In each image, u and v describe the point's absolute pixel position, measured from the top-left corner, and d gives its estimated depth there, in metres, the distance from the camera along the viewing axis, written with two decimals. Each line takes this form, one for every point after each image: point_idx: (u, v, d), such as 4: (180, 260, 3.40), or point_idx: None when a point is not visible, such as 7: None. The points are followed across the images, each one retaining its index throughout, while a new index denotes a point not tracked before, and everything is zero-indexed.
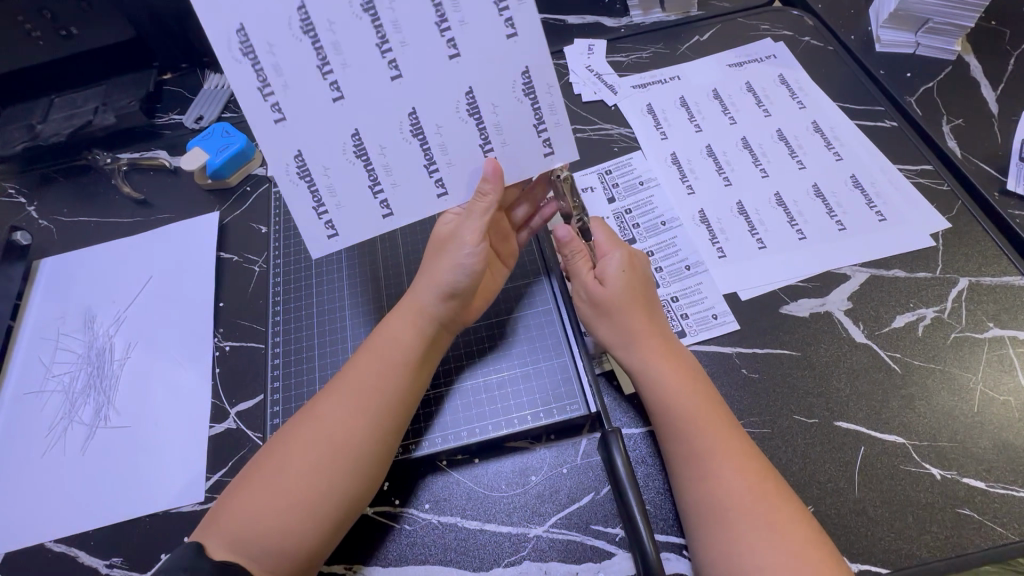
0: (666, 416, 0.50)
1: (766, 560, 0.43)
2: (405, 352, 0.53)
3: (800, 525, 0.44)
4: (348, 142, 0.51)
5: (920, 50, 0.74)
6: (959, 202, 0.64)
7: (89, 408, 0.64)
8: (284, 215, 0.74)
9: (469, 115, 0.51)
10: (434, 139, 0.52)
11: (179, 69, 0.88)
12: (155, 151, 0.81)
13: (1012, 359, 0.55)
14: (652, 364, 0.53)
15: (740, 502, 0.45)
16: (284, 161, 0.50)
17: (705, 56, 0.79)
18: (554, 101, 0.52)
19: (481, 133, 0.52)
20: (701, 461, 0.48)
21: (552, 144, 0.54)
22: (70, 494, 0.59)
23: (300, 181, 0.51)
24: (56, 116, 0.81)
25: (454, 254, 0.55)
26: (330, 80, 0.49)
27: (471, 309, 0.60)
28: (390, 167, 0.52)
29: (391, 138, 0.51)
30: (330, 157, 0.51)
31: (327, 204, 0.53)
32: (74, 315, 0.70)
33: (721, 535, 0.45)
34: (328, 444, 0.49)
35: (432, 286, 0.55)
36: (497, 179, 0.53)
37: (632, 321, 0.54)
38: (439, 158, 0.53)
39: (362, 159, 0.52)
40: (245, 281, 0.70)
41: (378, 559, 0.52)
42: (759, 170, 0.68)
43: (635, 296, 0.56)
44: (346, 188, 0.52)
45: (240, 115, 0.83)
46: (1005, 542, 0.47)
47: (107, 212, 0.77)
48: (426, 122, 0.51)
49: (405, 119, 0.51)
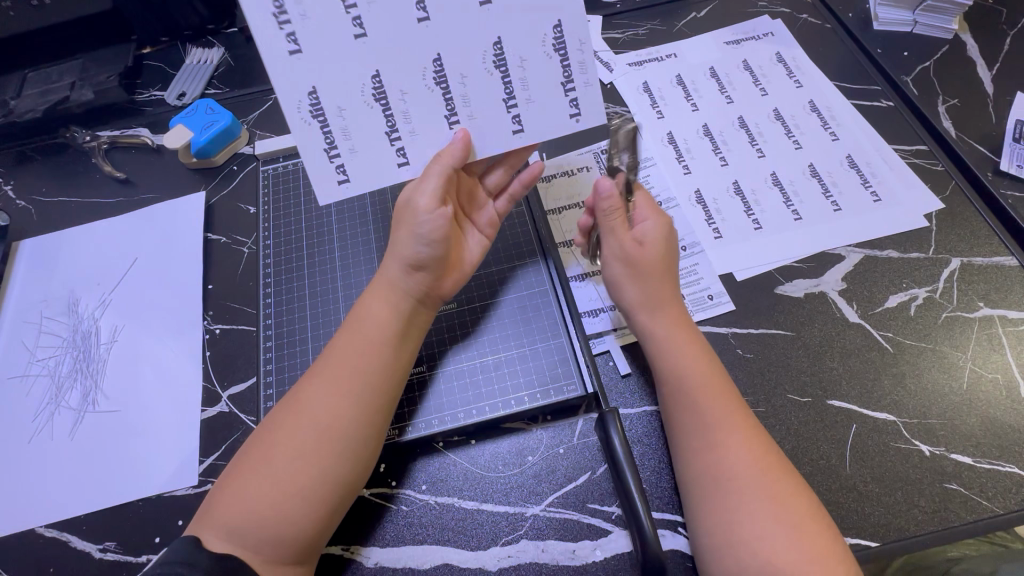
0: (677, 391, 0.50)
1: (768, 529, 0.43)
2: (382, 330, 0.52)
3: (801, 497, 0.45)
4: (367, 84, 0.49)
5: (917, 28, 0.74)
6: (953, 182, 0.64)
7: (76, 392, 0.63)
8: (272, 194, 0.72)
9: (495, 67, 0.50)
10: (457, 89, 0.51)
11: (160, 43, 0.85)
12: (136, 128, 0.78)
13: (1001, 338, 0.56)
14: (668, 336, 0.53)
15: (744, 473, 0.46)
16: (297, 98, 0.49)
17: (702, 33, 0.78)
18: (584, 60, 0.51)
19: (505, 86, 0.51)
20: (707, 432, 0.48)
21: (578, 106, 0.53)
22: (60, 480, 0.58)
23: (313, 121, 0.50)
24: (30, 91, 0.78)
25: (411, 223, 0.52)
26: (355, 16, 0.47)
27: (449, 282, 0.57)
28: (409, 114, 0.51)
29: (412, 84, 0.50)
30: (345, 97, 0.49)
31: (340, 147, 0.51)
32: (57, 297, 0.68)
33: (723, 505, 0.45)
34: (315, 428, 0.48)
35: (398, 259, 0.53)
36: (464, 148, 0.51)
37: (655, 289, 0.54)
38: (460, 108, 0.51)
39: (381, 104, 0.50)
40: (234, 262, 0.69)
41: (375, 540, 0.52)
42: (755, 150, 0.68)
43: (655, 263, 0.55)
44: (362, 132, 0.51)
45: (224, 92, 0.80)
46: (990, 515, 0.49)
47: (88, 192, 0.75)
48: (451, 70, 0.50)
49: (429, 66, 0.50)
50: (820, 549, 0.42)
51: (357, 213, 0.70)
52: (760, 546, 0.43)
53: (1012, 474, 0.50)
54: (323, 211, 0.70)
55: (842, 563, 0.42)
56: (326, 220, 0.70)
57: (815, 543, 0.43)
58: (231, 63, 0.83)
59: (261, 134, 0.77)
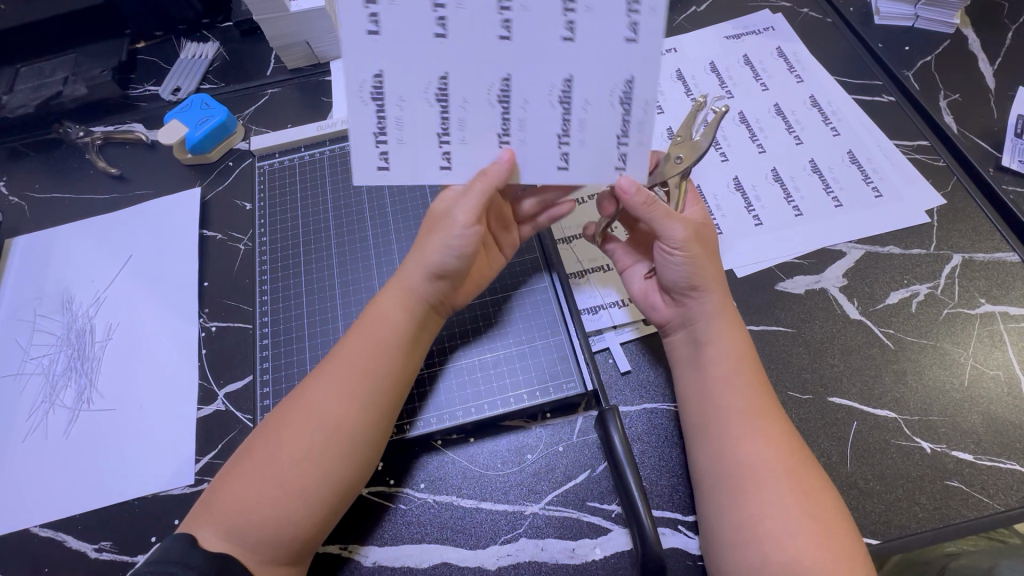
0: (714, 384, 0.49)
1: (798, 523, 0.42)
2: (395, 332, 0.52)
3: (825, 492, 0.44)
4: (433, 83, 0.47)
5: (919, 22, 0.74)
6: (955, 178, 0.64)
7: (70, 391, 0.62)
8: (268, 191, 0.71)
9: (559, 101, 0.47)
10: (517, 112, 0.48)
11: (154, 38, 0.84)
12: (131, 124, 0.78)
13: (1002, 334, 0.56)
14: (720, 323, 0.52)
15: (779, 465, 0.45)
16: (360, 77, 0.46)
17: (703, 27, 0.77)
18: (646, 120, 0.47)
19: (563, 123, 0.48)
20: (744, 420, 0.47)
21: (627, 161, 0.49)
22: (55, 479, 0.57)
23: (371, 103, 0.47)
24: (22, 86, 0.77)
25: (443, 233, 0.52)
26: (440, 15, 0.45)
27: (463, 290, 0.57)
28: (464, 124, 0.48)
29: (476, 98, 0.47)
30: (409, 89, 0.47)
31: (391, 135, 0.48)
32: (50, 295, 0.67)
33: (753, 496, 0.44)
34: (321, 428, 0.47)
35: (421, 265, 0.53)
36: (508, 171, 0.49)
37: (710, 270, 0.52)
38: (514, 132, 0.48)
39: (441, 105, 0.48)
40: (230, 259, 0.68)
41: (373, 539, 0.52)
42: (756, 145, 0.67)
43: (708, 243, 0.53)
44: (414, 126, 0.48)
45: (219, 87, 0.80)
46: (991, 512, 0.49)
47: (82, 188, 0.74)
48: (516, 93, 0.47)
49: (496, 83, 0.47)
50: (845, 548, 0.42)
51: (353, 209, 0.69)
52: (790, 540, 0.42)
53: (1013, 471, 0.50)
54: (319, 207, 0.70)
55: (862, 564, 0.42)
56: (323, 216, 0.69)
57: (836, 540, 0.42)
58: (226, 58, 0.82)
59: (257, 130, 0.76)
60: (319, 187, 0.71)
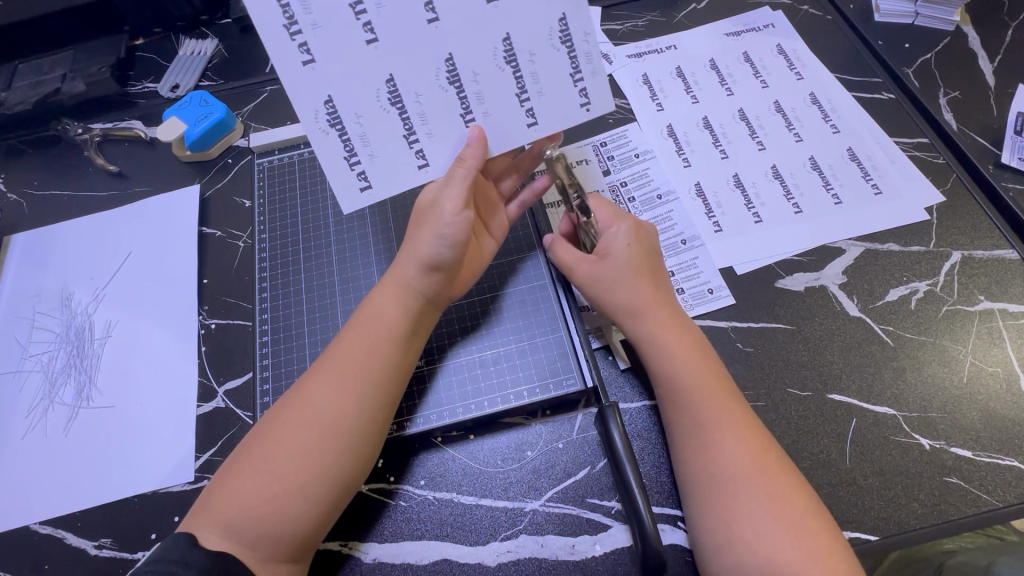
0: (675, 393, 0.49)
1: (762, 527, 0.43)
2: (392, 329, 0.52)
3: (799, 495, 0.45)
4: (382, 89, 0.49)
5: (919, 19, 0.74)
6: (954, 175, 0.64)
7: (69, 388, 0.62)
8: (267, 188, 0.71)
9: (506, 63, 0.50)
10: (471, 87, 0.50)
11: (152, 34, 0.83)
12: (130, 121, 0.77)
13: (1001, 331, 0.56)
14: (665, 338, 0.51)
15: (743, 472, 0.45)
16: (314, 107, 0.48)
17: (702, 24, 0.77)
18: (590, 49, 0.50)
19: (517, 81, 0.50)
20: (706, 429, 0.47)
21: (588, 94, 0.52)
22: (54, 477, 0.57)
23: (331, 130, 0.49)
24: (20, 83, 0.77)
25: (434, 224, 0.52)
26: (365, 22, 0.47)
27: (461, 282, 0.57)
28: (426, 117, 0.50)
29: (426, 86, 0.49)
30: (362, 104, 0.49)
31: (360, 154, 0.50)
32: (49, 292, 0.67)
33: (726, 499, 0.45)
34: (318, 424, 0.47)
35: (415, 258, 0.53)
36: (481, 147, 0.51)
37: (637, 295, 0.53)
38: (475, 106, 0.51)
39: (397, 108, 0.50)
40: (229, 257, 0.68)
41: (373, 535, 0.52)
42: (755, 143, 0.67)
43: (642, 269, 0.54)
44: (379, 137, 0.50)
45: (218, 84, 0.79)
46: (990, 508, 0.49)
47: (81, 185, 0.74)
48: (462, 67, 0.49)
49: (441, 66, 0.49)
50: (820, 547, 0.42)
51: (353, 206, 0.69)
52: (760, 544, 0.43)
53: (1011, 467, 0.50)
54: (319, 204, 0.70)
55: (843, 561, 0.42)
56: (322, 213, 0.69)
57: (810, 542, 0.42)
58: (225, 55, 0.82)
59: (256, 127, 0.76)
60: (319, 183, 0.71)
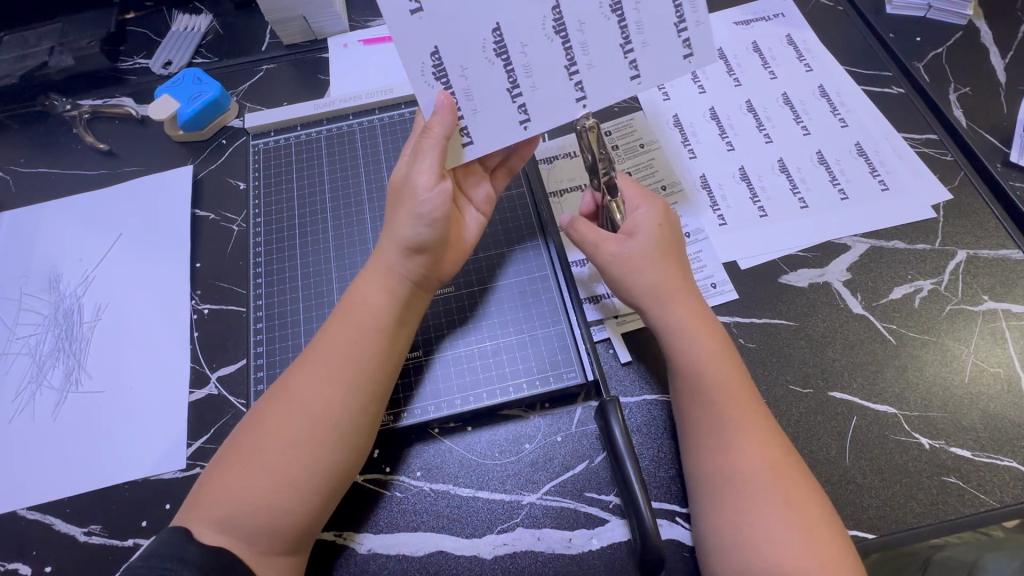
0: (696, 392, 0.48)
1: (777, 533, 0.43)
2: (378, 315, 0.50)
3: (813, 502, 0.44)
4: (488, 38, 0.47)
5: (930, 12, 0.72)
6: (961, 172, 0.63)
7: (58, 371, 0.60)
8: (261, 170, 0.69)
9: (610, 12, 0.48)
10: (575, 37, 0.48)
11: (144, 8, 0.80)
12: (120, 98, 0.75)
13: (1005, 332, 0.55)
14: (692, 327, 0.50)
15: (760, 476, 0.45)
16: (420, 59, 0.47)
17: (710, 13, 0.75)
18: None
19: (621, 32, 0.49)
20: (732, 432, 0.46)
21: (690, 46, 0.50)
22: (42, 462, 0.56)
23: (436, 83, 0.48)
24: (7, 56, 0.75)
25: (410, 203, 0.50)
26: None
27: (444, 261, 0.54)
28: (531, 69, 0.49)
29: (532, 36, 0.48)
30: (468, 55, 0.47)
31: (463, 108, 0.49)
32: (36, 273, 0.66)
33: (743, 503, 0.44)
34: (307, 417, 0.46)
35: (396, 241, 0.51)
36: (449, 112, 0.48)
37: (664, 285, 0.51)
38: (579, 57, 0.49)
39: (502, 59, 0.48)
40: (222, 240, 0.66)
41: (368, 527, 0.51)
42: (763, 135, 0.66)
43: (678, 257, 0.53)
44: (483, 89, 0.49)
45: (212, 62, 0.77)
46: (987, 508, 0.49)
47: (68, 163, 0.72)
48: (569, 17, 0.48)
49: (548, 14, 0.48)
50: (829, 553, 0.42)
51: (351, 191, 0.67)
52: (769, 548, 0.42)
53: (1010, 468, 0.50)
54: (315, 189, 0.68)
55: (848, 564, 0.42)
56: (319, 198, 0.67)
57: (824, 551, 0.42)
58: (219, 32, 0.79)
59: (252, 107, 0.74)
60: (316, 167, 0.69)
